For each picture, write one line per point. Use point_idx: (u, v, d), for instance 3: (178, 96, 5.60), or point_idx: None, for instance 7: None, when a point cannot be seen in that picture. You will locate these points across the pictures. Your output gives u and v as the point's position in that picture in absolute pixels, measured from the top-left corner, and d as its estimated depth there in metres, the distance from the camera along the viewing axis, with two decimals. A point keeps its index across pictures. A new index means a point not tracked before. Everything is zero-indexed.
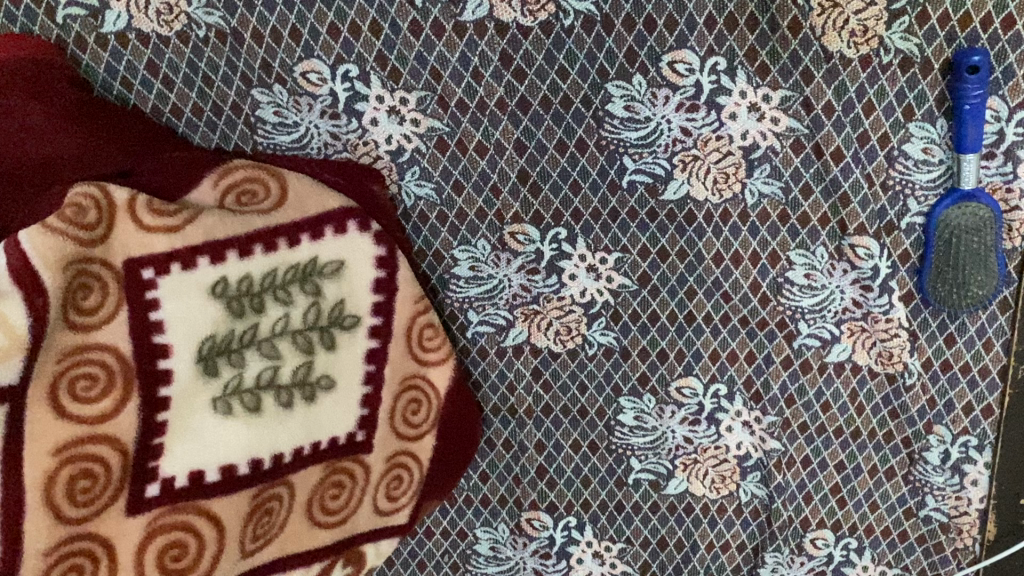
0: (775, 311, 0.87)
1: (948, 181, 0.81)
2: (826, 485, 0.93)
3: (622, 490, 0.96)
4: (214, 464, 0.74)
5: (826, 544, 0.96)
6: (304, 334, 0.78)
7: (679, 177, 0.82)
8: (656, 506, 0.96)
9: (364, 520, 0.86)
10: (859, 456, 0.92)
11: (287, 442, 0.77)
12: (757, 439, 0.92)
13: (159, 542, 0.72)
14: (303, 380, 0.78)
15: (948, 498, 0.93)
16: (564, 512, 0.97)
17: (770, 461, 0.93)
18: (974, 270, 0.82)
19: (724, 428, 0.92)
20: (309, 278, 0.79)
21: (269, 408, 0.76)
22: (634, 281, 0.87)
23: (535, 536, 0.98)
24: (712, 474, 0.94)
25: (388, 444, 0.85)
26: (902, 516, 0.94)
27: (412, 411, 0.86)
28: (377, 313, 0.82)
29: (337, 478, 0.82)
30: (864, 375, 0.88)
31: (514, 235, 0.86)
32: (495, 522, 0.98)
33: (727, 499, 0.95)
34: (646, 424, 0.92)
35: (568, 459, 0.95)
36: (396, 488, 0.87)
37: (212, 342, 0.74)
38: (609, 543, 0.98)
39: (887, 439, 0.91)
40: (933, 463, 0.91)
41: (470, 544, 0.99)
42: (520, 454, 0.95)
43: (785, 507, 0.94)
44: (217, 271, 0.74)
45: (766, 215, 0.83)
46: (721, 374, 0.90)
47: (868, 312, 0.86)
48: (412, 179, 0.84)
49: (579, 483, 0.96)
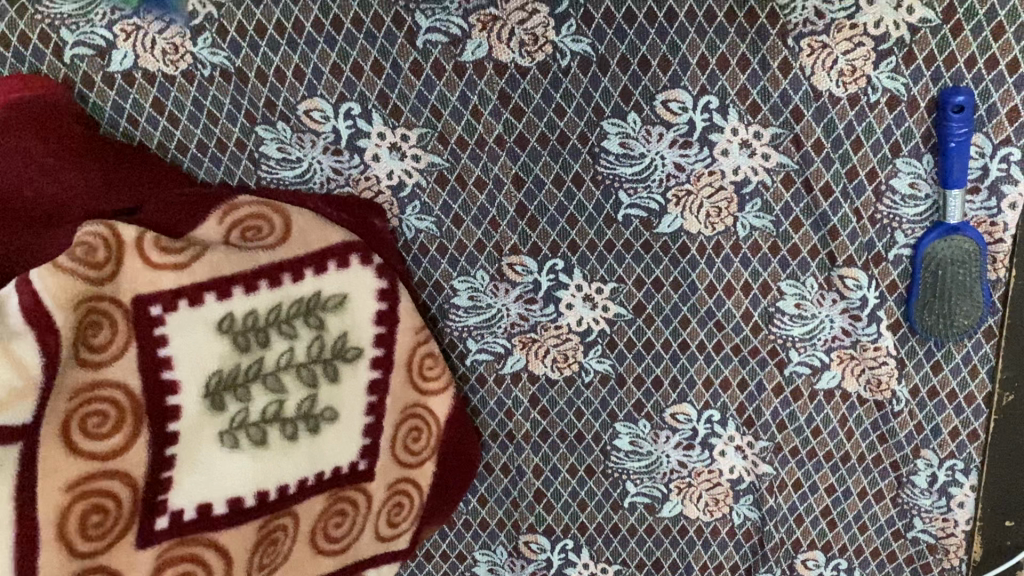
0: (766, 339, 0.89)
1: (934, 215, 0.83)
2: (817, 508, 0.96)
3: (618, 513, 0.98)
4: (221, 497, 0.76)
5: (816, 564, 0.98)
6: (309, 368, 0.80)
7: (673, 211, 0.85)
8: (651, 528, 0.98)
9: (366, 545, 0.88)
10: (849, 479, 0.94)
11: (292, 474, 0.79)
12: (750, 463, 0.94)
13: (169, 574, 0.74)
14: (307, 413, 0.80)
15: (936, 520, 0.95)
16: (560, 535, 0.99)
17: (762, 484, 0.95)
18: (959, 301, 0.84)
19: (717, 452, 0.94)
20: (313, 312, 0.81)
21: (274, 441, 0.78)
22: (629, 310, 0.89)
23: (533, 558, 1.01)
24: (706, 497, 0.96)
25: (390, 471, 0.87)
26: (891, 537, 0.96)
27: (413, 439, 0.88)
28: (379, 345, 0.84)
29: (340, 507, 0.84)
30: (854, 402, 0.90)
31: (512, 266, 0.88)
32: (494, 545, 1.00)
33: (720, 521, 0.97)
34: (641, 449, 0.95)
35: (564, 483, 0.97)
36: (397, 515, 0.89)
37: (219, 378, 0.75)
38: (605, 564, 1.01)
39: (876, 463, 0.93)
40: (921, 486, 0.93)
41: (470, 566, 1.01)
42: (517, 478, 0.97)
43: (777, 528, 0.97)
44: (224, 307, 0.76)
45: (758, 247, 0.85)
46: (714, 401, 0.92)
47: (857, 341, 0.88)
48: (412, 214, 0.86)
49: (575, 506, 0.98)
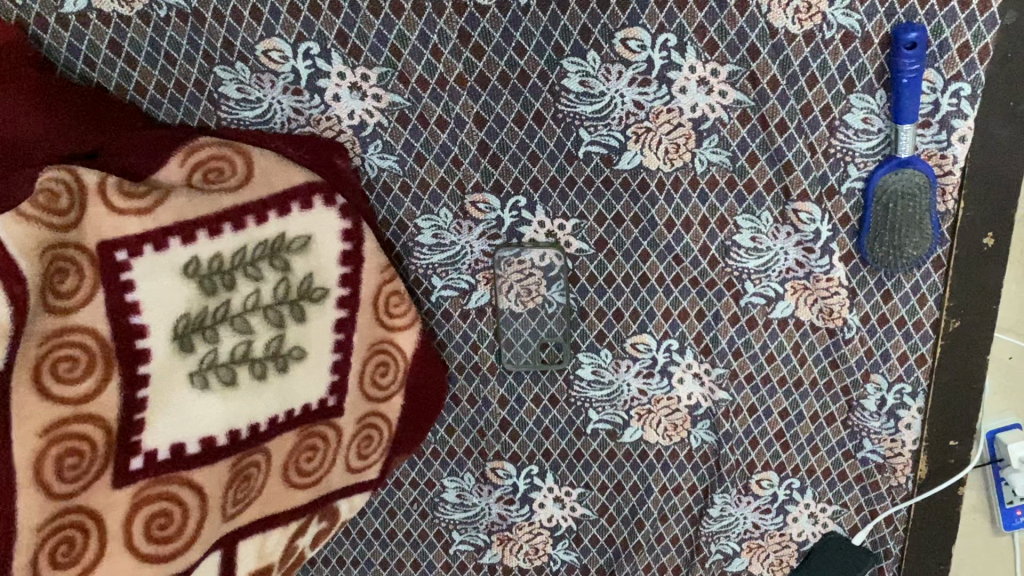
0: (723, 272, 0.91)
1: (885, 148, 0.84)
2: (771, 431, 0.99)
3: (581, 439, 1.00)
4: (194, 436, 0.77)
5: (770, 484, 1.02)
6: (275, 309, 0.81)
7: (632, 147, 0.86)
8: (612, 454, 1.00)
9: (337, 478, 0.89)
10: (801, 404, 0.98)
11: (263, 412, 0.80)
12: (707, 389, 0.97)
13: (145, 513, 0.75)
14: (275, 352, 0.81)
15: (884, 440, 0.99)
16: (526, 461, 1.01)
17: (719, 410, 0.98)
18: (909, 233, 0.85)
19: (676, 380, 0.97)
20: (278, 254, 0.81)
21: (244, 381, 0.79)
22: (591, 245, 0.91)
23: (500, 484, 1.02)
24: (665, 422, 0.98)
25: (359, 406, 0.89)
26: (842, 457, 1.00)
27: (380, 373, 0.90)
28: (345, 284, 0.85)
29: (311, 441, 0.85)
30: (807, 329, 0.93)
31: (475, 204, 0.89)
32: (462, 471, 1.01)
33: (679, 445, 0.99)
34: (603, 378, 0.97)
35: (529, 412, 0.98)
36: (367, 446, 0.91)
37: (188, 320, 0.77)
38: (568, 488, 1.02)
39: (827, 387, 0.96)
40: (870, 409, 0.97)
41: (438, 492, 1.02)
42: (483, 409, 0.98)
43: (733, 451, 0.99)
44: (189, 251, 0.77)
45: (715, 182, 0.87)
46: (673, 330, 0.94)
47: (810, 272, 0.90)
48: (375, 153, 0.87)
49: (540, 434, 1.00)
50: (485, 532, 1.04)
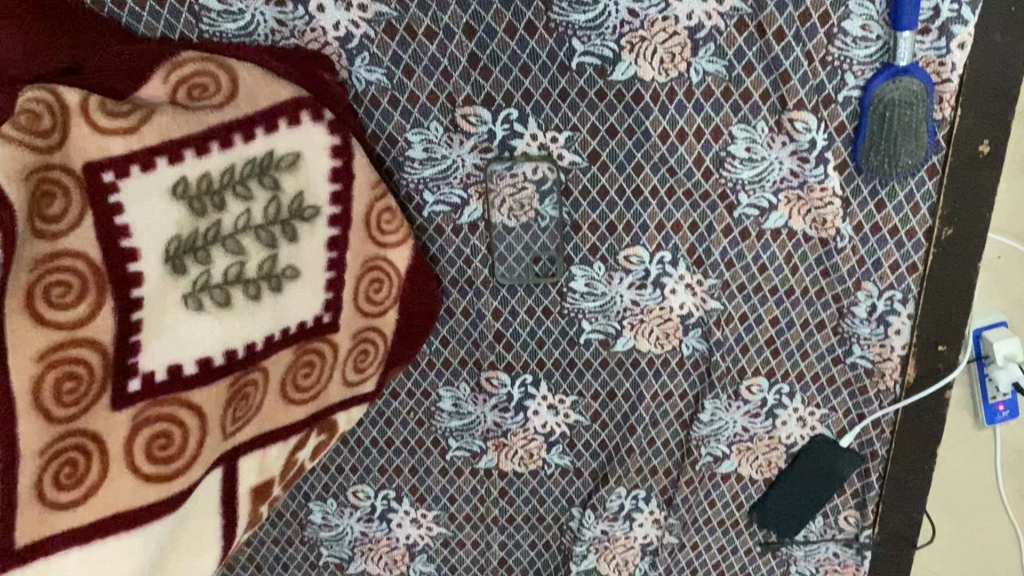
0: (717, 183, 0.91)
1: (883, 56, 0.83)
2: (761, 338, 1.00)
3: (574, 349, 1.01)
4: (191, 357, 0.77)
5: (760, 389, 1.03)
6: (266, 229, 0.80)
7: (626, 58, 0.84)
8: (605, 362, 1.01)
9: (335, 392, 0.90)
10: (792, 311, 0.98)
11: (258, 331, 0.80)
12: (699, 299, 0.97)
13: (145, 434, 0.75)
14: (268, 272, 0.80)
15: (873, 344, 1.00)
16: (520, 370, 1.02)
17: (710, 319, 0.98)
18: (905, 141, 0.85)
19: (669, 291, 0.97)
20: (267, 172, 0.80)
21: (238, 301, 0.79)
22: (584, 158, 0.90)
23: (495, 392, 1.03)
24: (657, 332, 0.99)
25: (354, 321, 0.89)
26: (831, 363, 1.01)
27: (374, 290, 0.89)
28: (336, 202, 0.84)
29: (308, 358, 0.86)
30: (799, 239, 0.93)
31: (466, 116, 0.88)
32: (457, 381, 1.02)
33: (670, 353, 1.00)
34: (596, 290, 0.97)
35: (523, 324, 0.99)
36: (363, 361, 0.91)
37: (179, 242, 0.76)
38: (562, 396, 1.04)
39: (819, 295, 0.97)
40: (861, 316, 0.98)
41: (434, 402, 1.04)
42: (477, 321, 0.99)
43: (723, 359, 1.01)
44: (176, 171, 0.75)
45: (710, 92, 0.86)
46: (666, 243, 0.94)
47: (804, 182, 0.90)
48: (362, 65, 0.85)
49: (533, 345, 1.01)
50: (482, 438, 1.06)
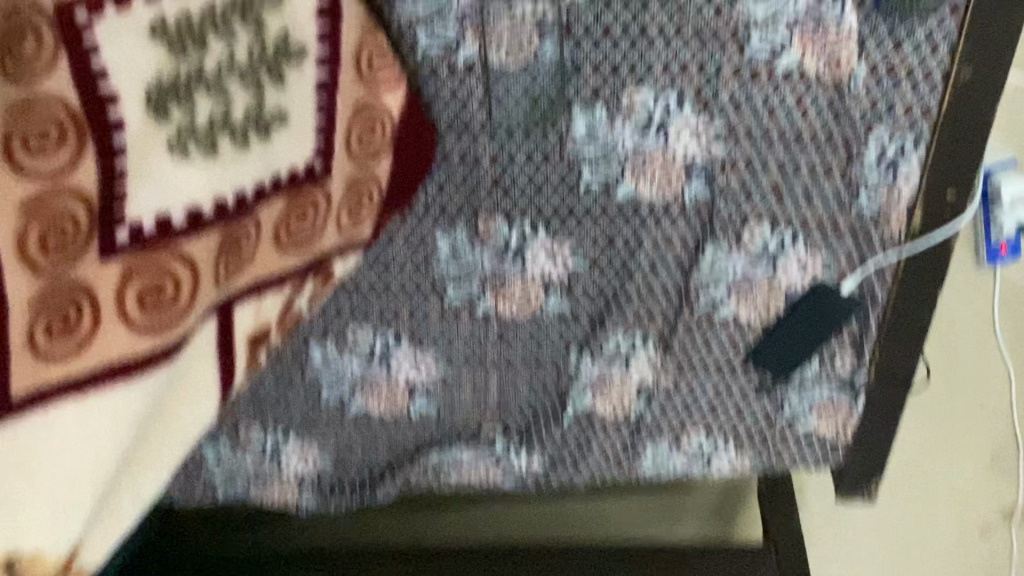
0: (728, 21, 0.86)
1: None
2: (766, 184, 0.97)
3: (574, 196, 0.98)
4: (180, 206, 0.74)
5: (762, 236, 1.01)
6: (251, 72, 0.77)
7: None
8: (606, 210, 0.99)
9: (328, 238, 0.87)
10: (800, 157, 0.95)
11: (248, 179, 0.78)
12: (704, 144, 0.94)
13: (136, 286, 0.73)
14: (255, 117, 0.77)
15: (881, 191, 0.97)
16: (519, 217, 1.00)
17: (715, 166, 0.96)
18: None
19: (673, 136, 0.94)
20: (250, 9, 0.75)
21: (225, 148, 0.76)
22: None
23: (494, 238, 1.01)
24: (660, 173, 0.96)
25: (343, 165, 0.85)
26: (836, 209, 0.99)
27: (366, 134, 0.86)
28: (324, 42, 0.80)
29: (300, 204, 0.82)
30: (812, 81, 0.90)
31: None
32: (455, 228, 1.01)
33: (673, 201, 0.98)
34: (596, 135, 0.94)
35: (522, 170, 0.97)
36: (356, 207, 0.89)
37: (160, 86, 0.72)
38: (561, 241, 1.01)
39: (828, 140, 0.94)
40: (871, 161, 0.95)
41: (431, 247, 1.02)
42: (475, 168, 0.96)
43: (726, 206, 0.98)
44: (153, 9, 0.71)
45: None
46: (671, 85, 0.90)
47: (822, 20, 0.86)
48: None
49: (532, 191, 0.98)
50: (481, 284, 1.05)
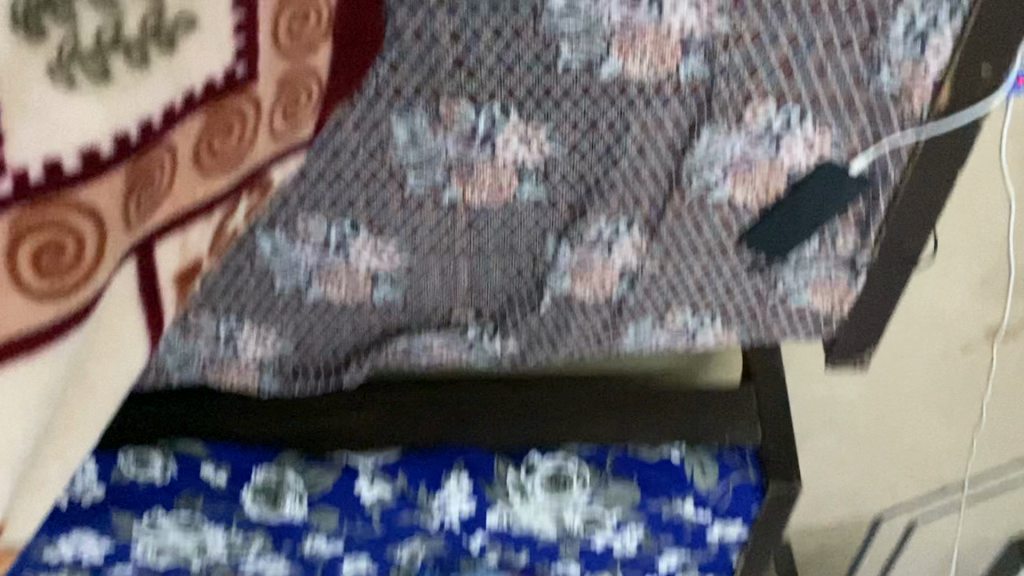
0: None
1: None
2: (773, 59, 0.83)
3: (550, 76, 0.83)
4: (71, 147, 0.59)
5: (766, 114, 0.88)
6: None
7: None
8: (588, 91, 0.85)
9: (261, 150, 0.75)
10: (815, 29, 0.81)
11: (155, 102, 0.64)
12: (704, 17, 0.79)
13: (29, 244, 0.59)
14: (156, 29, 0.62)
15: (904, 66, 0.84)
16: (486, 101, 0.86)
17: (716, 41, 0.81)
18: None
19: (669, 7, 0.79)
20: None
21: (122, 72, 0.61)
22: None
23: (457, 123, 0.88)
24: (651, 55, 0.82)
25: (276, 66, 0.72)
26: (853, 85, 0.86)
27: (298, 25, 0.72)
28: None
29: (227, 119, 0.70)
30: None
31: None
32: (411, 111, 0.87)
33: (665, 78, 0.84)
34: (579, 7, 0.79)
35: (489, 48, 0.82)
36: (293, 108, 0.76)
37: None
38: (536, 125, 0.88)
39: (849, 11, 0.80)
40: (896, 36, 0.82)
41: (387, 133, 0.89)
42: (434, 46, 0.82)
43: (727, 85, 0.85)
44: None
45: None
46: None
47: None
48: None
49: (503, 73, 0.83)
50: (443, 170, 0.92)
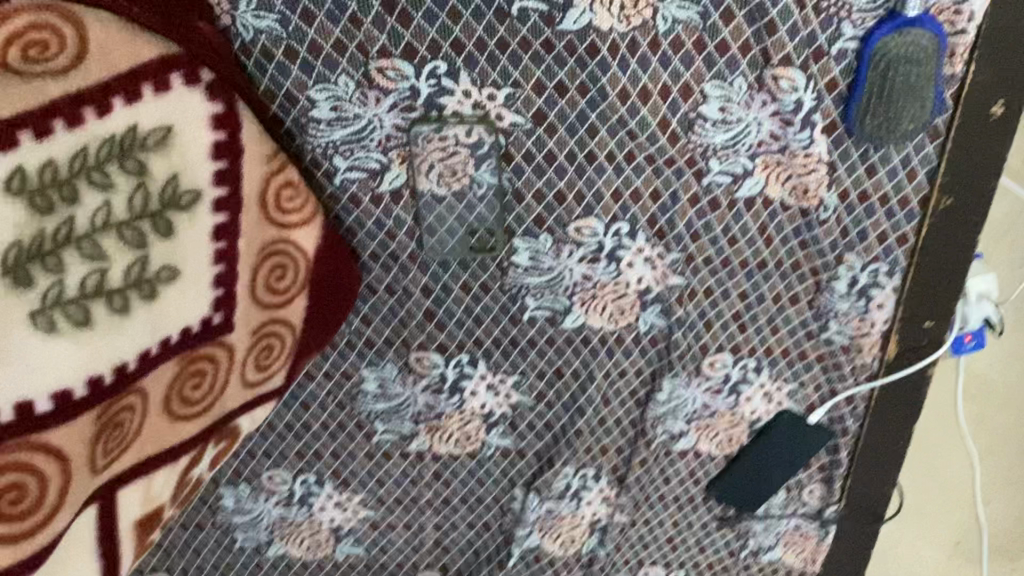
0: (684, 149, 0.76)
1: (889, 2, 0.69)
2: (727, 313, 0.88)
3: (516, 327, 0.88)
4: (44, 391, 0.62)
5: (723, 365, 0.92)
6: (132, 226, 0.65)
7: (581, 4, 0.68)
8: (552, 341, 0.89)
9: (232, 396, 0.77)
10: (764, 285, 0.86)
11: (129, 348, 0.66)
12: (659, 274, 0.84)
13: None
14: (138, 279, 0.65)
15: (852, 320, 0.88)
16: (455, 351, 0.89)
17: (673, 296, 0.86)
18: (907, 103, 0.72)
19: (625, 265, 0.83)
20: (130, 154, 0.64)
21: (102, 318, 0.64)
22: (528, 120, 0.74)
23: (427, 373, 0.91)
24: (611, 309, 0.86)
25: (253, 316, 0.75)
26: (804, 338, 0.90)
27: (277, 277, 0.75)
28: (220, 183, 0.68)
29: (198, 366, 0.72)
30: (776, 208, 0.80)
31: (382, 70, 0.71)
32: (382, 362, 0.89)
33: (625, 331, 0.88)
34: (542, 265, 0.83)
35: (457, 301, 0.86)
36: (266, 357, 0.78)
37: (19, 250, 0.60)
38: (503, 376, 0.92)
39: (794, 268, 0.85)
40: (840, 291, 0.86)
41: (357, 384, 0.91)
42: (404, 300, 0.85)
43: (685, 337, 0.89)
44: (11, 160, 0.59)
45: (680, 44, 0.71)
46: (623, 214, 0.80)
47: (786, 147, 0.76)
48: (248, 10, 0.68)
49: (470, 323, 0.87)
50: (412, 421, 0.94)
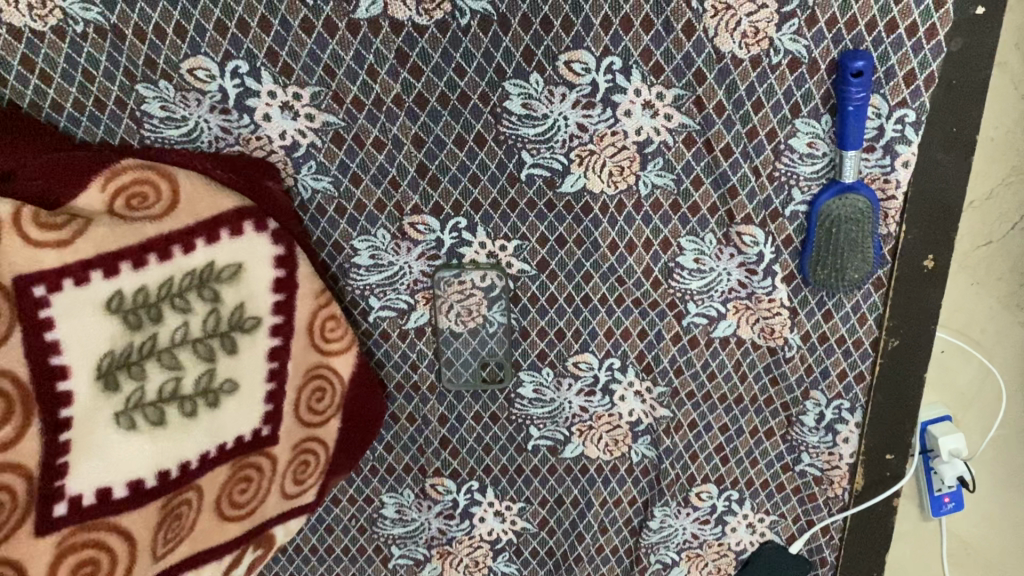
0: (665, 293, 0.90)
1: (830, 172, 0.82)
2: (710, 445, 0.99)
3: (522, 455, 0.99)
4: (121, 480, 0.74)
5: (709, 496, 1.01)
6: (204, 343, 0.78)
7: (576, 170, 0.84)
8: (554, 469, 1.00)
9: (272, 506, 0.87)
10: (741, 419, 0.97)
11: (193, 449, 0.78)
12: (648, 406, 0.97)
13: (70, 561, 0.72)
14: (205, 388, 0.78)
15: (822, 452, 0.98)
16: (466, 477, 1.00)
17: (660, 426, 0.98)
18: (850, 257, 0.84)
19: (618, 397, 0.96)
20: (207, 284, 0.78)
21: (173, 419, 0.76)
22: (533, 266, 0.90)
23: (439, 500, 1.01)
24: (606, 438, 0.98)
25: (294, 432, 0.87)
26: (780, 470, 1.00)
27: (316, 398, 0.87)
28: (278, 312, 0.82)
29: (245, 473, 0.83)
30: (748, 347, 0.92)
31: (414, 225, 0.87)
32: (401, 488, 1.00)
33: (619, 460, 0.99)
34: (544, 396, 0.96)
35: (470, 429, 0.98)
36: (303, 472, 0.89)
37: (112, 358, 0.73)
38: (509, 503, 1.02)
39: (767, 403, 0.96)
40: (809, 424, 0.96)
41: (377, 508, 1.01)
42: (424, 427, 0.98)
43: (673, 467, 1.00)
44: (112, 285, 0.73)
45: (659, 205, 0.86)
46: (615, 349, 0.94)
47: (752, 293, 0.89)
48: (308, 173, 0.84)
49: (480, 450, 0.99)
50: (426, 546, 1.03)
